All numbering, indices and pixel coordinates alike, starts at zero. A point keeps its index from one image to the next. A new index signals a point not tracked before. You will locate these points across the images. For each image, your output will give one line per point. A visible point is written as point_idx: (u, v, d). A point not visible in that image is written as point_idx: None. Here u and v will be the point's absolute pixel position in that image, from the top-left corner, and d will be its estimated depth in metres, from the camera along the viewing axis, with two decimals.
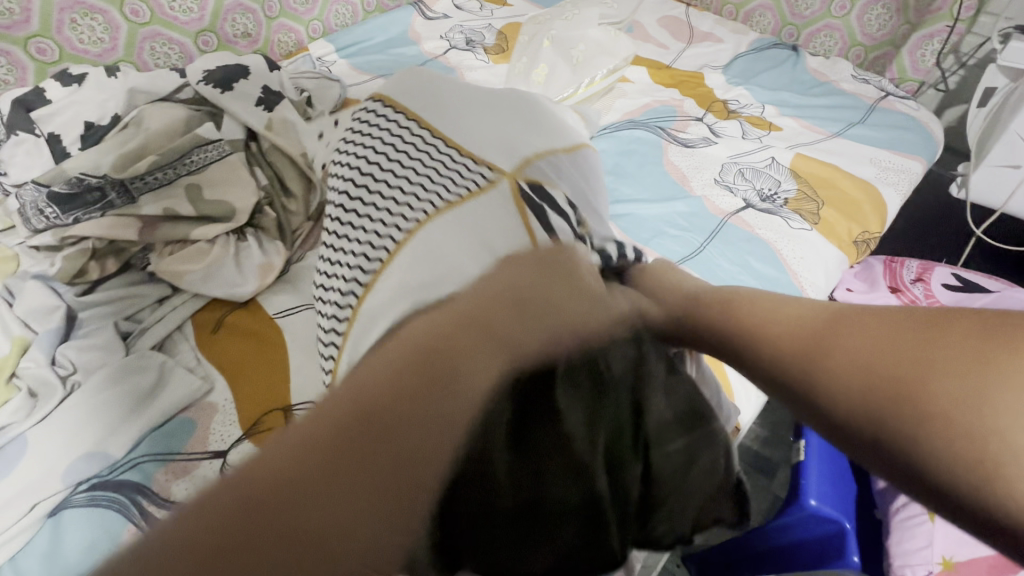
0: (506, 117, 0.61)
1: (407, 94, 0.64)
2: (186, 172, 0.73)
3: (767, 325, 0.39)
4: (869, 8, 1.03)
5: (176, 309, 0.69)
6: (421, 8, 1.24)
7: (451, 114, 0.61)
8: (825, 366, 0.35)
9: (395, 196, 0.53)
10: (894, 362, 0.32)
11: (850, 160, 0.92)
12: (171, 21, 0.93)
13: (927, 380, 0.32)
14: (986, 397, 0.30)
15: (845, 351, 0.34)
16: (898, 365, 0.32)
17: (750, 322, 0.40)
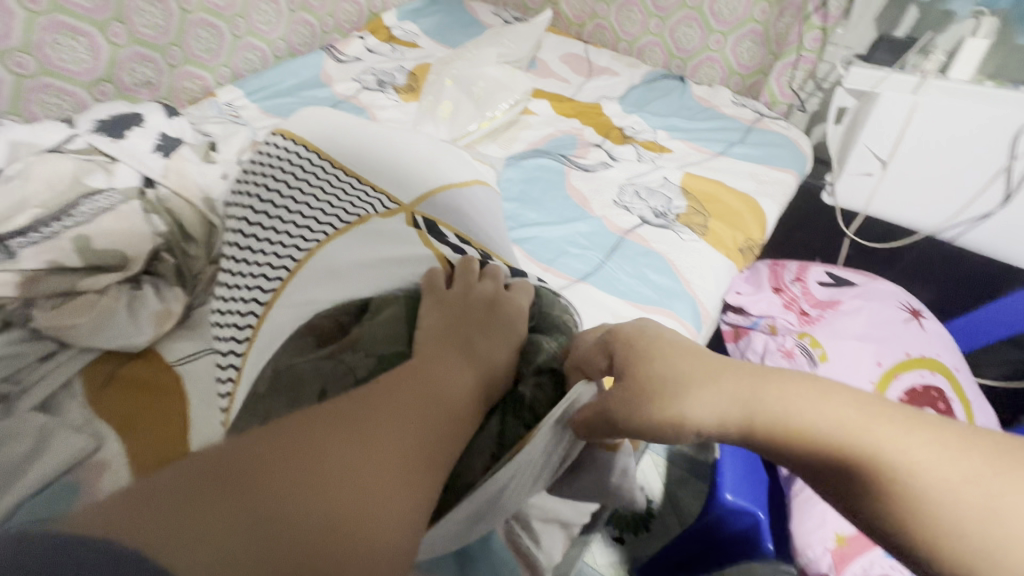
0: (397, 153, 0.72)
1: (315, 132, 0.75)
2: (73, 224, 0.71)
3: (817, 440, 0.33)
4: (739, 41, 1.16)
5: (63, 366, 0.66)
6: (332, 52, 1.27)
7: (358, 153, 0.72)
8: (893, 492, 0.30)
9: (293, 224, 0.64)
10: (971, 509, 0.29)
11: (733, 176, 1.01)
12: (60, 73, 0.91)
13: (988, 479, 0.30)
14: None
15: (914, 482, 0.30)
16: (970, 511, 0.29)
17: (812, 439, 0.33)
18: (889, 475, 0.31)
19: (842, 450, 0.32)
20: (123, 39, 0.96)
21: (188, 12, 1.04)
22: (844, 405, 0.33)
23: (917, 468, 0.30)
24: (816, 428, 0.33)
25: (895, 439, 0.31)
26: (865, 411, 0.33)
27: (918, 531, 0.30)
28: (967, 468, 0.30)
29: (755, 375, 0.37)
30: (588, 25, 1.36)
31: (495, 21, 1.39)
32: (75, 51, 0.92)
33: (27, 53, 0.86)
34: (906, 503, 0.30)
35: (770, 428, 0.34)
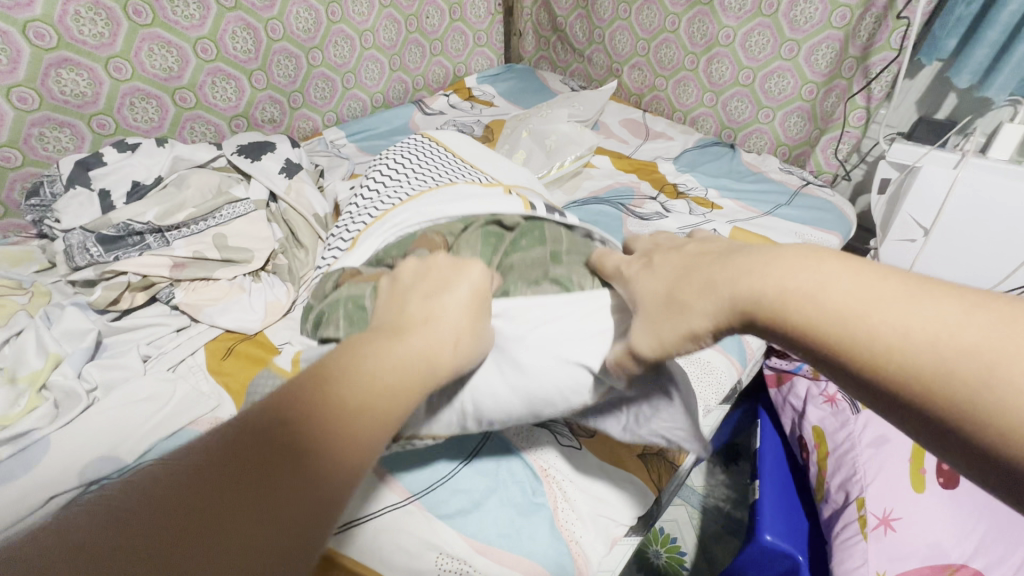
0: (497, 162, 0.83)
1: (435, 138, 0.84)
2: (215, 225, 0.86)
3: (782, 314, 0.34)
4: (788, 117, 1.27)
5: (193, 338, 0.78)
6: (421, 105, 1.47)
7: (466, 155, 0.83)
8: (864, 349, 0.30)
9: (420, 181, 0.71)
10: (950, 360, 0.27)
11: (780, 233, 1.08)
12: (211, 108, 1.11)
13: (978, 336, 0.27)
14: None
15: (883, 339, 0.29)
16: (946, 364, 0.27)
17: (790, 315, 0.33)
18: (876, 340, 0.30)
19: (831, 323, 0.31)
20: (262, 85, 1.17)
21: (314, 66, 1.25)
22: (843, 283, 0.32)
23: (900, 330, 0.29)
24: (807, 311, 0.32)
25: (890, 308, 0.30)
26: (860, 280, 0.32)
27: (913, 395, 0.28)
28: (975, 334, 0.28)
29: (763, 261, 0.36)
30: (648, 96, 1.52)
31: (564, 88, 1.58)
32: (225, 92, 1.12)
33: (191, 90, 1.06)
34: (887, 369, 0.29)
35: (757, 306, 0.34)
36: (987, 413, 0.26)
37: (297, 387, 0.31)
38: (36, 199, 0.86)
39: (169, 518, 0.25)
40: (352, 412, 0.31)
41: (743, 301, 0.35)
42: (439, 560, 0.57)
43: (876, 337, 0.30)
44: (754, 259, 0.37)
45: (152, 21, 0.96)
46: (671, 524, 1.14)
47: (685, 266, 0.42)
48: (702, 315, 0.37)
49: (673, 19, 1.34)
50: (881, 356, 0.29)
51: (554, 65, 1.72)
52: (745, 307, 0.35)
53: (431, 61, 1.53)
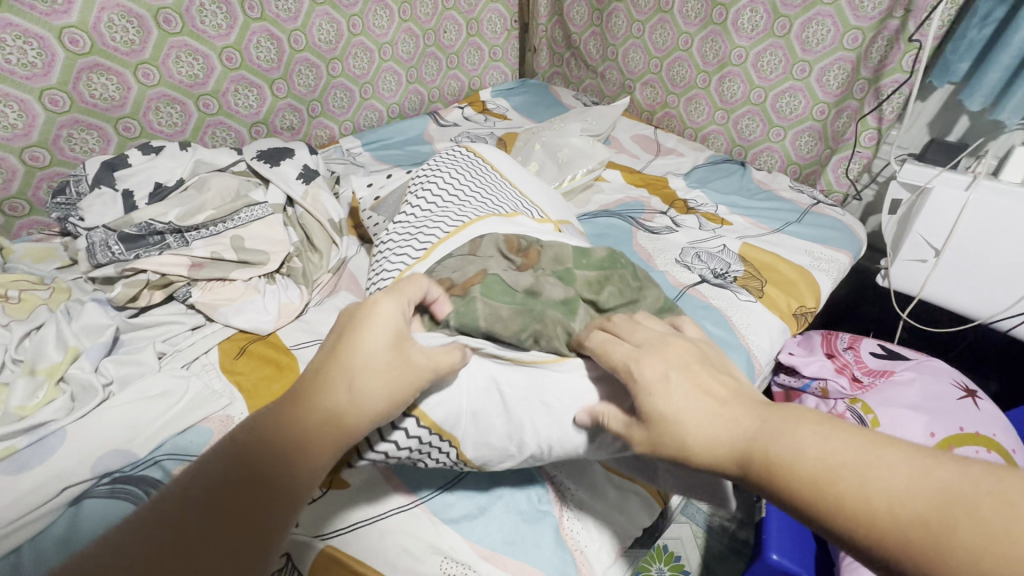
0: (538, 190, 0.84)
1: (473, 152, 0.85)
2: (233, 227, 0.88)
3: (782, 476, 0.37)
4: (798, 136, 1.28)
5: (208, 337, 0.79)
6: (436, 117, 1.50)
7: (513, 175, 0.84)
8: (856, 512, 0.34)
9: (472, 201, 0.73)
10: (930, 521, 0.31)
11: (790, 251, 1.09)
12: (233, 114, 1.14)
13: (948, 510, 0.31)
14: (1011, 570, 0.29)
15: (878, 505, 0.33)
16: (926, 524, 0.32)
17: (788, 482, 0.37)
18: (856, 503, 0.34)
19: (807, 479, 0.36)
20: (283, 93, 1.20)
21: (333, 76, 1.28)
22: (822, 440, 0.37)
23: (870, 486, 0.34)
24: (797, 467, 0.37)
25: (860, 468, 0.35)
26: (832, 440, 0.37)
27: (884, 548, 0.33)
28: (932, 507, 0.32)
29: (763, 417, 0.41)
30: (659, 112, 1.53)
31: (576, 103, 1.60)
32: (248, 99, 1.15)
33: (214, 97, 1.10)
34: (873, 530, 0.33)
35: (760, 467, 0.39)
36: (942, 567, 0.30)
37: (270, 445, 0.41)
38: (62, 197, 0.89)
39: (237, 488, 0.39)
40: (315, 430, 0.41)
41: (744, 457, 0.40)
42: (444, 564, 0.57)
43: (856, 501, 0.34)
44: (752, 412, 0.41)
45: (180, 30, 0.99)
46: (675, 541, 1.13)
47: (702, 388, 0.44)
48: (706, 465, 0.41)
49: (686, 38, 1.37)
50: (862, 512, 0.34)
51: (568, 81, 1.75)
52: (741, 455, 0.40)
53: (447, 74, 1.56)
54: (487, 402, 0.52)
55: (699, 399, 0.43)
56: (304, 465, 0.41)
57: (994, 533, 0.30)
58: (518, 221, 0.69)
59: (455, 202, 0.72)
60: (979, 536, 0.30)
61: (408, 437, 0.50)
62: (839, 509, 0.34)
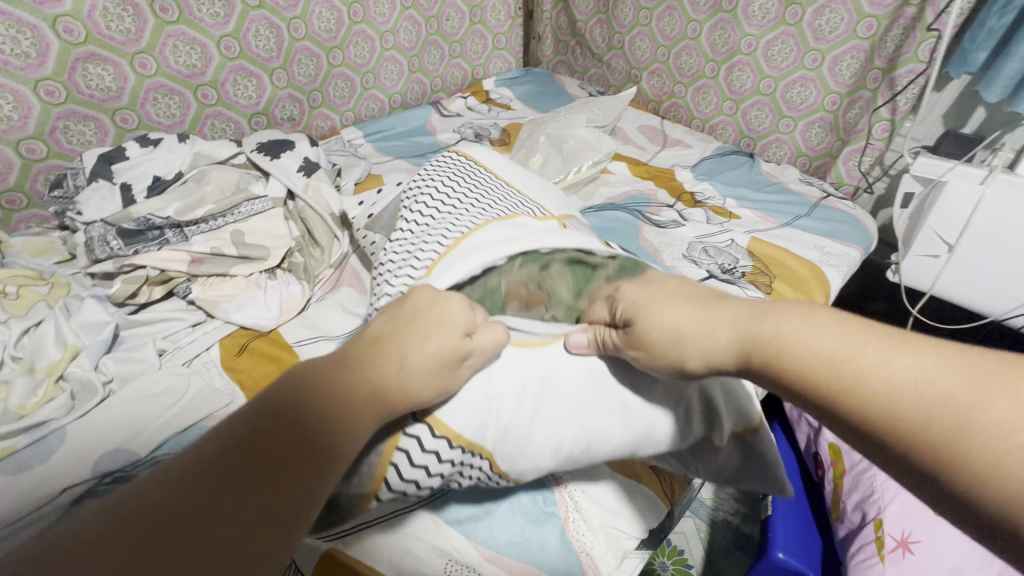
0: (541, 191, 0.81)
1: (478, 152, 0.82)
2: (234, 221, 0.87)
3: (794, 370, 0.40)
4: (809, 127, 1.26)
5: (208, 334, 0.78)
6: (439, 107, 1.47)
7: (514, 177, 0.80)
8: (870, 399, 0.36)
9: (470, 206, 0.68)
10: (958, 399, 0.34)
11: (799, 245, 1.07)
12: (232, 105, 1.12)
13: (969, 389, 0.34)
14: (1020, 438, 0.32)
15: (887, 389, 0.36)
16: (956, 403, 0.34)
17: (798, 367, 0.40)
18: (877, 388, 0.36)
19: (818, 362, 0.39)
20: (283, 83, 1.18)
21: (334, 66, 1.25)
22: (839, 334, 0.39)
23: (899, 379, 0.36)
24: (812, 360, 0.39)
25: (873, 356, 0.37)
26: (848, 337, 0.39)
27: (889, 433, 0.35)
28: (947, 385, 0.34)
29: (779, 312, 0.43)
30: (666, 102, 1.51)
31: (582, 92, 1.57)
32: (247, 89, 1.13)
33: (213, 87, 1.07)
34: (884, 407, 0.36)
35: (764, 357, 0.42)
36: (965, 453, 0.33)
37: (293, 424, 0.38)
38: (58, 190, 0.87)
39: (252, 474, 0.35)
40: (346, 407, 0.40)
41: (749, 348, 0.43)
42: (448, 566, 0.56)
43: (872, 380, 0.36)
44: (769, 310, 0.43)
45: (177, 18, 0.97)
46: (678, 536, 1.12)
47: (709, 309, 0.46)
48: (709, 356, 0.44)
49: (695, 26, 1.33)
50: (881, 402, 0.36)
51: (572, 69, 1.72)
52: (754, 356, 0.42)
53: (450, 63, 1.53)
54: (521, 404, 0.50)
55: (691, 308, 0.47)
56: (339, 445, 0.39)
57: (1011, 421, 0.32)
58: (525, 222, 0.65)
59: (453, 209, 0.67)
60: (1001, 418, 0.32)
61: (426, 447, 0.47)
62: (855, 393, 0.37)
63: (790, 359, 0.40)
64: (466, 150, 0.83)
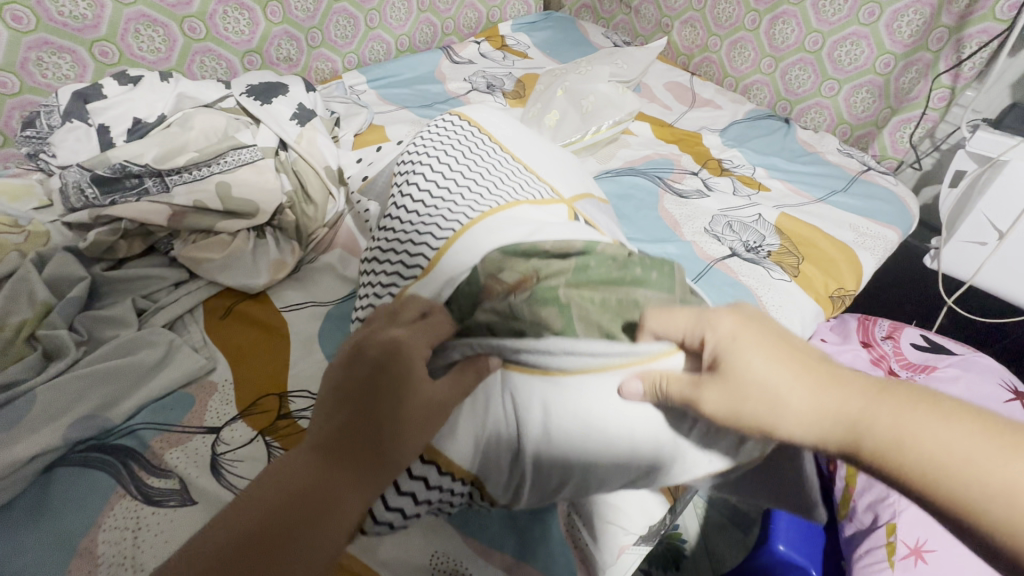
0: (551, 158, 0.71)
1: (473, 113, 0.73)
2: (219, 171, 0.79)
3: (876, 447, 0.37)
4: (855, 91, 1.14)
5: (191, 293, 0.74)
6: (449, 52, 1.35)
7: (521, 145, 0.70)
8: (940, 484, 0.35)
9: (469, 188, 0.61)
10: (957, 471, 0.35)
11: (832, 224, 0.98)
12: (223, 41, 1.02)
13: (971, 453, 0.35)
14: None
15: (959, 480, 0.35)
16: (970, 488, 0.35)
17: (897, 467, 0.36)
18: (953, 485, 0.35)
19: (909, 464, 0.36)
20: (278, 18, 1.07)
21: (335, 1, 1.14)
22: (929, 415, 0.37)
23: (981, 474, 0.34)
24: (891, 448, 0.36)
25: (969, 460, 0.35)
26: (907, 412, 0.37)
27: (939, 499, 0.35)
28: (996, 477, 0.34)
29: (841, 386, 0.39)
30: (697, 57, 1.37)
31: (606, 42, 1.43)
32: (238, 23, 1.03)
33: (200, 19, 0.98)
34: (941, 486, 0.35)
35: (871, 446, 0.37)
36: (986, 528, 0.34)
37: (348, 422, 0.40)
38: (31, 130, 0.80)
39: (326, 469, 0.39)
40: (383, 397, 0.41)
41: (849, 433, 0.38)
42: (433, 560, 0.54)
43: (939, 478, 0.35)
44: (854, 385, 0.39)
45: None
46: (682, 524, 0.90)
47: (809, 376, 0.40)
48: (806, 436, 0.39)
49: None
50: (973, 501, 0.34)
51: (597, 16, 1.57)
52: (858, 438, 0.37)
53: (463, 3, 1.40)
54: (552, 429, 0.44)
55: (781, 367, 0.40)
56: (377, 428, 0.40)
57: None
58: (517, 215, 0.56)
59: (448, 191, 0.61)
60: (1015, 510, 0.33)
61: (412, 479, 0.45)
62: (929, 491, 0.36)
63: (890, 454, 0.37)
64: (461, 111, 0.74)
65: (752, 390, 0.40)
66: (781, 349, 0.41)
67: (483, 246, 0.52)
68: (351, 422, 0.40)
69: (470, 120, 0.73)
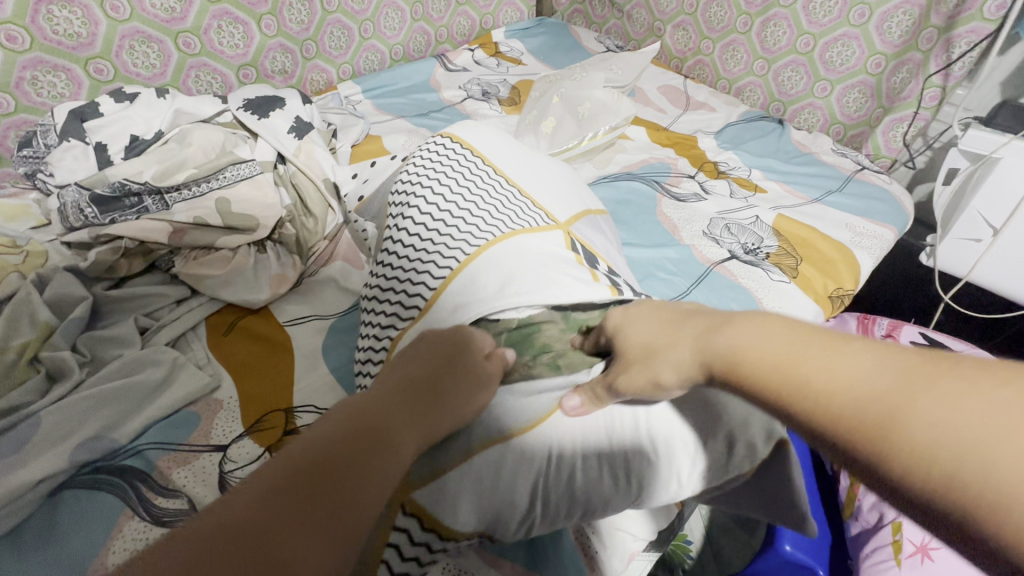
0: (546, 178, 0.71)
1: (467, 135, 0.74)
2: (219, 187, 0.79)
3: (740, 372, 0.35)
4: (847, 92, 1.15)
5: (193, 311, 0.74)
6: (444, 60, 1.35)
7: (516, 166, 0.71)
8: (804, 397, 0.32)
9: (465, 218, 0.62)
10: (798, 367, 0.32)
11: (828, 224, 0.99)
12: (218, 55, 1.02)
13: (812, 356, 0.33)
14: (930, 407, 0.27)
15: (826, 388, 0.31)
16: (825, 392, 0.31)
17: (751, 382, 0.35)
18: (807, 392, 0.31)
19: (760, 378, 0.34)
20: (272, 31, 1.07)
21: (328, 12, 1.14)
22: (754, 330, 0.36)
23: (854, 385, 0.30)
24: (749, 363, 0.35)
25: (819, 364, 0.32)
26: (766, 329, 0.36)
27: (812, 424, 0.31)
28: (866, 376, 0.30)
29: (704, 325, 0.40)
30: (690, 60, 1.38)
31: (599, 46, 1.44)
32: (232, 37, 1.03)
33: (195, 34, 0.98)
34: (798, 391, 0.32)
35: (727, 371, 0.36)
36: (888, 450, 0.27)
37: (413, 388, 0.46)
38: (28, 149, 0.80)
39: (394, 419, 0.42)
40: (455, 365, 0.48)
41: (708, 366, 0.38)
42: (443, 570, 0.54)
43: (796, 387, 0.32)
44: (701, 324, 0.40)
45: None
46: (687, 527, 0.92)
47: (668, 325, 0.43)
48: (671, 375, 0.41)
49: None
50: (808, 404, 0.31)
51: (590, 21, 1.58)
52: (706, 366, 0.38)
53: (456, 11, 1.40)
54: (549, 466, 0.47)
55: (659, 322, 0.44)
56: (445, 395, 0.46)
57: (886, 399, 0.28)
58: (513, 249, 0.57)
59: (445, 221, 0.62)
60: (923, 421, 0.27)
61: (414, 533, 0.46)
62: (791, 403, 0.32)
63: (744, 372, 0.35)
64: (455, 133, 0.74)
65: (636, 356, 0.44)
66: (667, 315, 0.45)
67: (478, 290, 0.55)
68: (406, 382, 0.46)
69: (466, 137, 0.74)
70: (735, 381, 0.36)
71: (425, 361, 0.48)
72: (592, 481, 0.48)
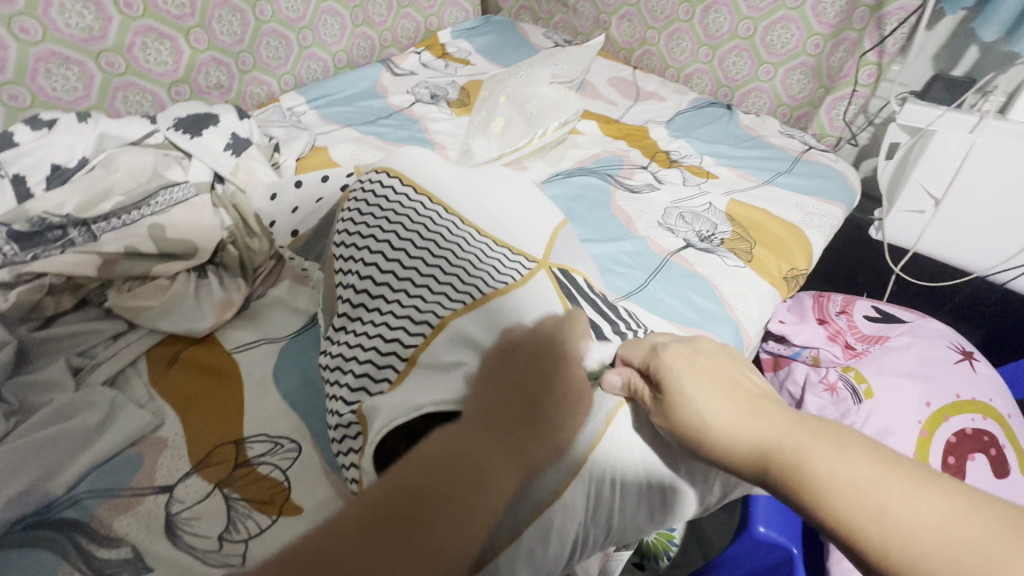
0: (505, 202, 0.70)
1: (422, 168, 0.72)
2: (150, 214, 0.74)
3: (807, 475, 0.36)
4: (790, 73, 1.17)
5: (131, 345, 0.70)
6: (389, 65, 1.32)
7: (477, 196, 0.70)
8: (859, 511, 0.33)
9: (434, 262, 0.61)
10: (868, 486, 0.34)
11: (779, 205, 1.00)
12: (145, 73, 0.98)
13: (887, 479, 0.34)
14: (987, 554, 0.30)
15: (890, 511, 0.33)
16: (877, 510, 0.33)
17: (816, 483, 0.35)
18: (868, 506, 0.33)
19: (827, 483, 0.35)
20: (202, 45, 1.03)
21: (262, 22, 1.10)
22: (860, 452, 0.36)
23: (915, 513, 0.32)
24: (817, 471, 0.36)
25: (891, 489, 0.33)
26: (846, 443, 0.36)
27: (852, 535, 0.33)
28: (926, 513, 0.32)
29: (793, 418, 0.39)
30: (638, 50, 1.38)
31: (547, 42, 1.43)
32: (159, 53, 0.98)
33: (118, 53, 0.93)
34: (860, 504, 0.33)
35: (786, 468, 0.37)
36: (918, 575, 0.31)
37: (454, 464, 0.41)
38: None
39: (414, 498, 0.39)
40: (498, 459, 0.43)
41: (769, 451, 0.38)
42: None
43: (857, 502, 0.34)
44: (786, 415, 0.40)
45: None
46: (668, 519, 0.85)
47: (748, 402, 0.41)
48: (726, 452, 0.40)
49: None
50: (868, 519, 0.33)
51: (537, 17, 1.57)
52: (766, 454, 0.38)
53: (399, 13, 1.37)
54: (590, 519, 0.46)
55: (718, 398, 0.41)
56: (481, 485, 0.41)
57: (937, 535, 0.31)
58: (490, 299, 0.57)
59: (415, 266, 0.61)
60: (958, 558, 0.31)
61: None
62: (838, 513, 0.34)
63: (812, 477, 0.36)
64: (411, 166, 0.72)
65: (687, 427, 0.42)
66: (720, 382, 0.43)
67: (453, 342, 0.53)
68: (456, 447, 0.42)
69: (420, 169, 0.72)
70: (794, 480, 0.36)
71: (488, 432, 0.44)
72: (632, 516, 0.47)
